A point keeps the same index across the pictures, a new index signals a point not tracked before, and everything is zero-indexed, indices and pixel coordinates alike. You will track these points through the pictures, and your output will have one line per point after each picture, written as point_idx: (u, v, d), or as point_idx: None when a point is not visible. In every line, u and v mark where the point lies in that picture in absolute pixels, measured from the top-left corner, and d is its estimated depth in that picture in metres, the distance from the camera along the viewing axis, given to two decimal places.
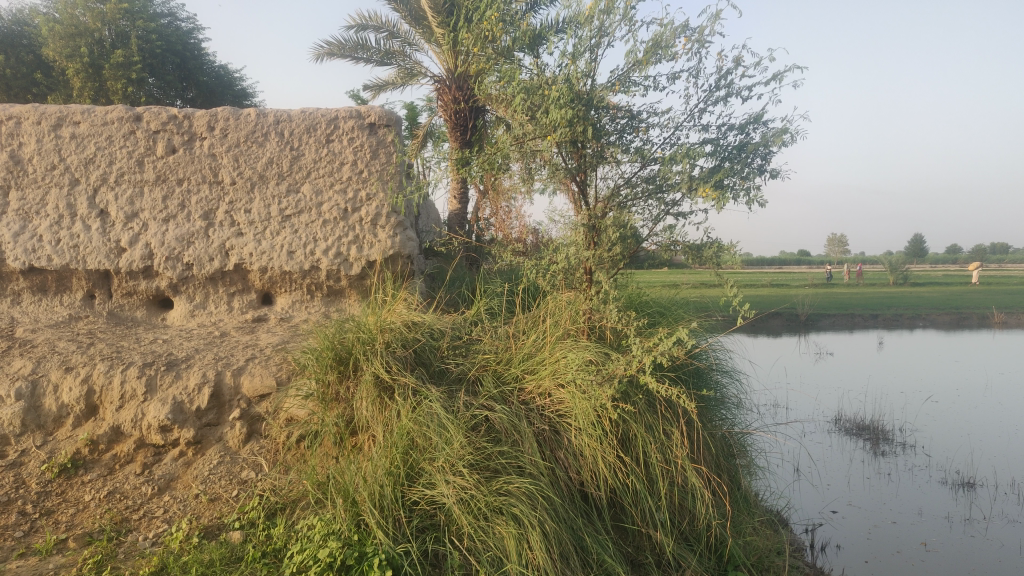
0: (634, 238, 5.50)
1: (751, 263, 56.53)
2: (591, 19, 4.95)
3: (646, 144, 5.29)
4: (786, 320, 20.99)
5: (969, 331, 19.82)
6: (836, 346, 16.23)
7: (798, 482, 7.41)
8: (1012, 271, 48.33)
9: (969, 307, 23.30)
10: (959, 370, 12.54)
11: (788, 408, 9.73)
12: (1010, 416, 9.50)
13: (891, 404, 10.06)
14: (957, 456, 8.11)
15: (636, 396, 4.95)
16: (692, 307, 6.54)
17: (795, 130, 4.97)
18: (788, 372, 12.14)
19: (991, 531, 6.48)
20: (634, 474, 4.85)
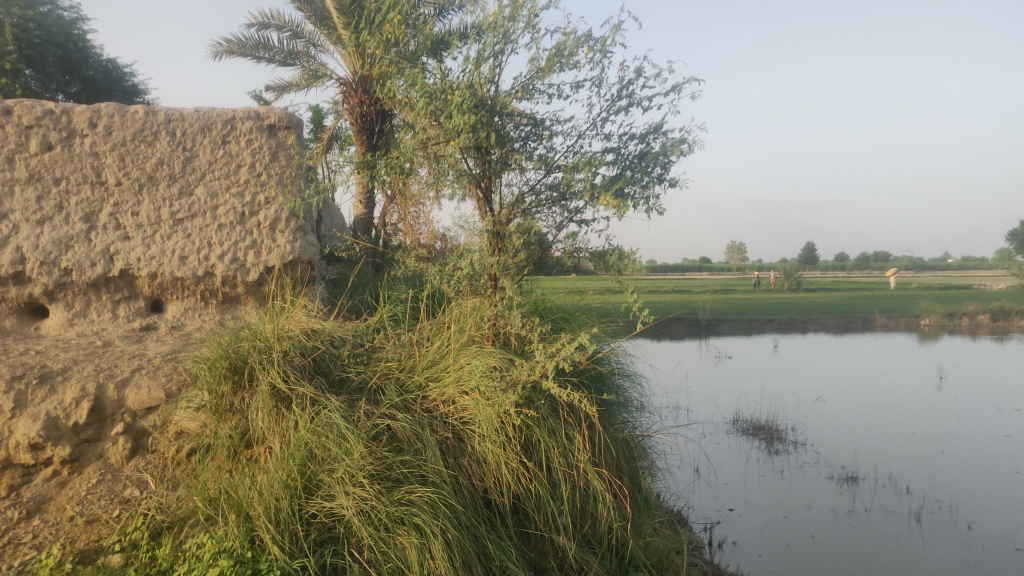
0: (541, 245, 5.52)
1: (653, 269, 57.97)
2: (496, 25, 4.94)
3: (549, 152, 5.34)
4: (688, 325, 21.60)
5: (855, 335, 20.94)
6: (733, 349, 16.82)
7: (696, 482, 7.63)
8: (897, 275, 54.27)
9: (856, 312, 24.60)
10: (845, 371, 13.22)
11: (688, 410, 10.01)
12: (891, 413, 10.08)
13: (784, 404, 10.50)
14: (842, 452, 8.53)
15: (539, 401, 4.99)
16: (594, 312, 6.60)
17: (692, 141, 5.12)
18: (688, 375, 12.51)
19: (873, 521, 6.84)
20: (537, 480, 4.89)
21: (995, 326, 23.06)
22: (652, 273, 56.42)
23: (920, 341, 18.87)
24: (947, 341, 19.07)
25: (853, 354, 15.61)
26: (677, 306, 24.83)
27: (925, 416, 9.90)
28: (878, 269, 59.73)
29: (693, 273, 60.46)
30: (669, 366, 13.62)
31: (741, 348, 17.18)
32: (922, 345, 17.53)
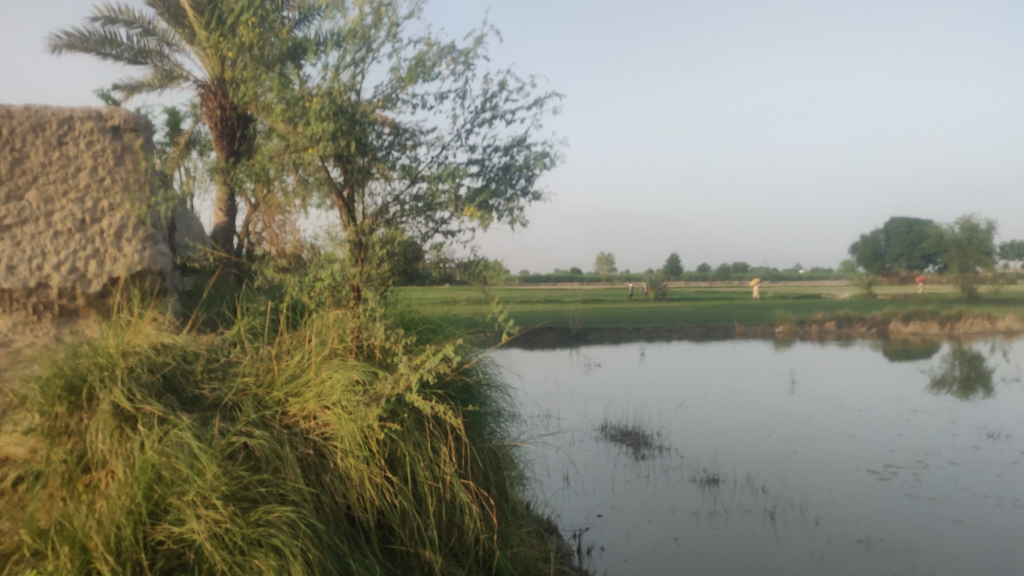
0: (412, 253, 5.50)
1: (528, 280, 58.86)
2: (356, 33, 4.87)
3: (413, 163, 5.29)
4: (559, 335, 22.03)
5: (715, 342, 22.00)
6: (602, 358, 17.26)
7: (566, 490, 7.75)
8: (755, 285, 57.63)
9: (716, 320, 25.89)
10: (706, 377, 13.87)
11: (558, 419, 10.18)
12: (747, 417, 10.64)
13: (648, 410, 10.88)
14: (703, 455, 8.92)
15: (403, 414, 4.93)
16: (462, 323, 6.59)
17: (554, 155, 5.23)
18: (557, 384, 12.74)
19: (731, 521, 7.17)
20: (402, 494, 4.81)
21: (839, 332, 24.87)
22: (527, 283, 57.25)
23: (773, 348, 20.08)
24: (796, 347, 20.41)
25: (713, 361, 16.42)
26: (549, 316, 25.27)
27: (777, 418, 10.51)
28: (739, 279, 63.20)
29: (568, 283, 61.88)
30: (540, 375, 13.83)
31: (609, 356, 17.67)
32: (774, 352, 18.67)
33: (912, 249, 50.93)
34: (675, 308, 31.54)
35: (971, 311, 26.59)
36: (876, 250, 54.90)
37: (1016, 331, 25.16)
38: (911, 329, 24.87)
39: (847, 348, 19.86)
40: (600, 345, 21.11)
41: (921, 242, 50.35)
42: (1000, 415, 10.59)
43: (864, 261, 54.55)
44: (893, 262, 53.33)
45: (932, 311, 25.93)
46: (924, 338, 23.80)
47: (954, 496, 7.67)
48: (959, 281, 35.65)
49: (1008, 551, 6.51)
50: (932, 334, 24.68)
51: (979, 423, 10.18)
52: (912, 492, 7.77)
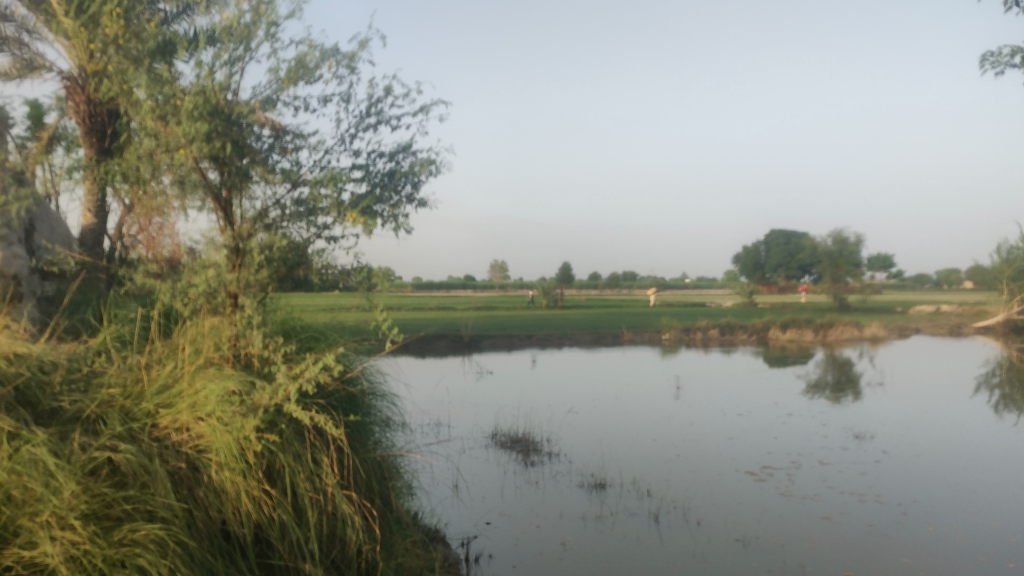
0: (300, 247, 5.40)
1: (424, 287, 58.61)
2: (231, 32, 4.75)
3: (294, 167, 5.19)
4: (451, 342, 22.04)
5: (604, 350, 22.46)
6: (495, 366, 17.33)
7: (454, 498, 7.72)
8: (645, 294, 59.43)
9: (606, 327, 26.54)
10: (595, 383, 14.15)
11: (449, 427, 10.15)
12: (634, 422, 10.91)
13: (538, 417, 11.00)
14: (591, 460, 9.09)
15: (281, 424, 4.78)
16: (347, 331, 6.46)
17: (439, 163, 5.28)
18: (449, 392, 12.70)
19: (617, 524, 7.31)
20: (281, 507, 4.64)
21: (722, 340, 25.93)
22: (423, 291, 57.00)
23: (660, 355, 20.71)
24: (682, 354, 21.11)
25: (604, 368, 16.79)
26: (442, 323, 25.20)
27: (663, 423, 10.84)
28: (631, 287, 65.03)
29: (464, 289, 62.05)
30: (431, 383, 13.76)
31: (501, 363, 17.78)
32: (661, 359, 19.26)
33: (788, 260, 54.03)
34: (567, 316, 32.07)
35: (842, 319, 28.28)
36: (756, 260, 57.71)
37: (882, 338, 26.91)
38: (788, 336, 26.17)
39: (727, 354, 20.73)
40: (493, 352, 21.25)
41: (798, 253, 53.20)
42: (865, 418, 11.30)
43: (747, 271, 57.13)
44: (770, 270, 56.18)
45: (807, 319, 27.40)
46: (799, 345, 25.10)
47: (822, 494, 8.11)
48: (831, 291, 37.82)
49: (870, 544, 6.93)
50: (807, 341, 26.06)
51: (847, 425, 10.82)
52: (785, 492, 8.17)
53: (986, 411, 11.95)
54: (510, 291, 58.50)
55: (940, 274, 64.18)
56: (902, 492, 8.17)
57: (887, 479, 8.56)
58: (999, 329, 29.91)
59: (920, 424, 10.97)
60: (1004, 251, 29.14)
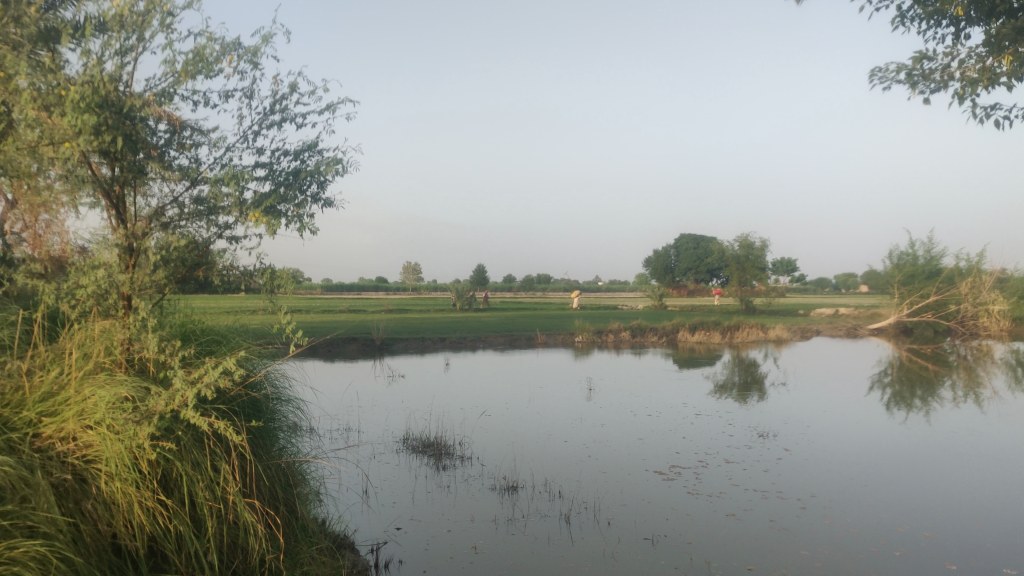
0: (200, 244, 5.24)
1: (336, 290, 57.65)
2: (122, 22, 4.60)
3: (193, 164, 5.04)
4: (361, 345, 21.76)
5: (517, 352, 22.55)
6: (406, 369, 17.14)
7: (364, 505, 7.60)
8: (558, 296, 60.20)
9: (519, 330, 26.72)
10: (508, 386, 14.21)
11: (358, 433, 9.99)
12: (546, 424, 11.00)
13: (451, 420, 10.96)
14: (503, 463, 9.10)
15: (179, 432, 4.56)
16: (251, 334, 6.28)
17: (344, 162, 5.30)
18: (359, 396, 12.51)
19: (528, 526, 7.34)
20: (178, 517, 4.45)
21: (633, 341, 26.50)
22: (335, 293, 56.05)
23: (573, 357, 20.94)
24: (595, 356, 21.42)
25: (517, 370, 16.88)
26: (353, 326, 24.83)
27: (575, 425, 10.98)
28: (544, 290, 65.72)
29: (378, 291, 61.30)
30: (341, 387, 13.53)
31: (413, 367, 17.66)
32: (573, 361, 19.48)
33: (698, 263, 56.12)
34: (484, 318, 32.06)
35: (748, 321, 29.27)
36: (667, 264, 59.31)
37: (785, 340, 28.03)
38: (697, 338, 26.91)
39: (638, 356, 21.19)
40: (405, 356, 21.08)
41: (707, 257, 54.87)
42: (768, 417, 11.73)
43: (658, 274, 58.49)
44: (680, 275, 57.90)
45: (715, 321, 28.25)
46: (707, 346, 25.86)
47: (727, 491, 8.36)
48: (738, 294, 39.19)
49: (771, 539, 7.18)
50: (714, 342, 26.90)
51: (750, 424, 11.22)
52: (692, 490, 8.38)
53: (879, 409, 12.60)
54: (426, 293, 58.10)
55: (838, 279, 67.54)
56: (801, 488, 8.51)
57: (788, 475, 8.90)
58: (891, 331, 31.66)
59: (818, 422, 11.48)
60: (895, 256, 30.82)
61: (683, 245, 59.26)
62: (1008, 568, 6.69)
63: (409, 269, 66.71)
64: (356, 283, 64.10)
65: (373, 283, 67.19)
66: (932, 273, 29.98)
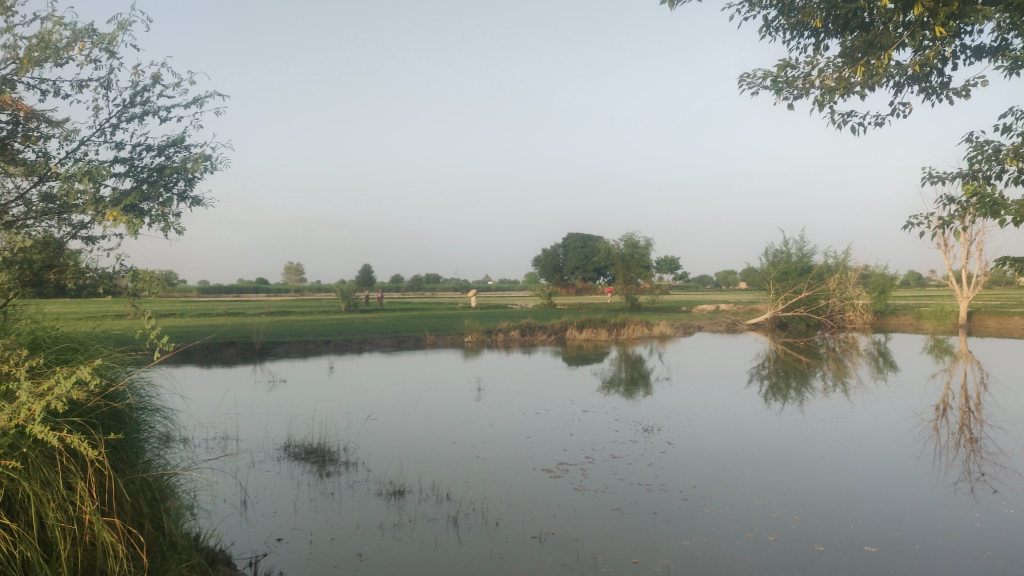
0: (52, 244, 4.96)
1: (215, 292, 55.33)
2: None
3: (40, 158, 4.70)
4: (240, 350, 20.95)
5: (404, 354, 22.26)
6: (289, 374, 16.62)
7: (242, 517, 7.28)
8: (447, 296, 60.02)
9: (407, 331, 26.43)
10: (395, 388, 14.02)
11: (235, 442, 9.59)
12: (433, 425, 10.90)
13: (335, 425, 10.69)
14: (389, 467, 8.95)
15: (25, 449, 4.18)
16: (113, 341, 5.88)
17: (212, 159, 5.06)
18: (238, 403, 12.02)
19: (415, 530, 7.23)
20: (24, 542, 4.12)
21: (522, 340, 26.70)
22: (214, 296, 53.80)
23: (462, 357, 20.89)
24: (484, 356, 21.50)
25: (406, 372, 16.65)
26: (231, 330, 23.85)
27: (463, 426, 10.93)
28: (433, 290, 65.39)
29: (258, 293, 59.31)
30: (218, 395, 12.97)
31: (297, 371, 17.14)
32: (462, 361, 19.40)
33: (585, 263, 57.33)
34: (372, 320, 31.51)
35: (633, 319, 30.05)
36: (555, 263, 60.17)
37: (668, 336, 29.00)
38: (584, 336, 27.39)
39: (526, 355, 21.37)
40: (287, 360, 20.44)
41: (595, 257, 56.13)
42: (653, 411, 12.06)
43: (547, 273, 59.27)
44: (568, 273, 58.93)
45: (602, 319, 28.87)
46: (594, 344, 26.39)
47: (613, 486, 8.52)
48: (625, 292, 40.21)
49: (654, 531, 7.36)
50: (601, 340, 27.48)
51: (635, 419, 11.51)
52: (579, 486, 8.50)
53: (757, 401, 13.18)
54: (308, 294, 56.57)
55: (718, 277, 70.66)
56: (683, 480, 8.78)
57: (670, 468, 9.17)
58: (766, 326, 33.31)
59: (699, 415, 11.90)
60: (770, 254, 32.38)
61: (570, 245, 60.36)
62: (869, 546, 7.14)
63: (292, 270, 64.89)
64: (238, 285, 61.74)
65: (256, 284, 64.93)
66: (803, 270, 31.73)
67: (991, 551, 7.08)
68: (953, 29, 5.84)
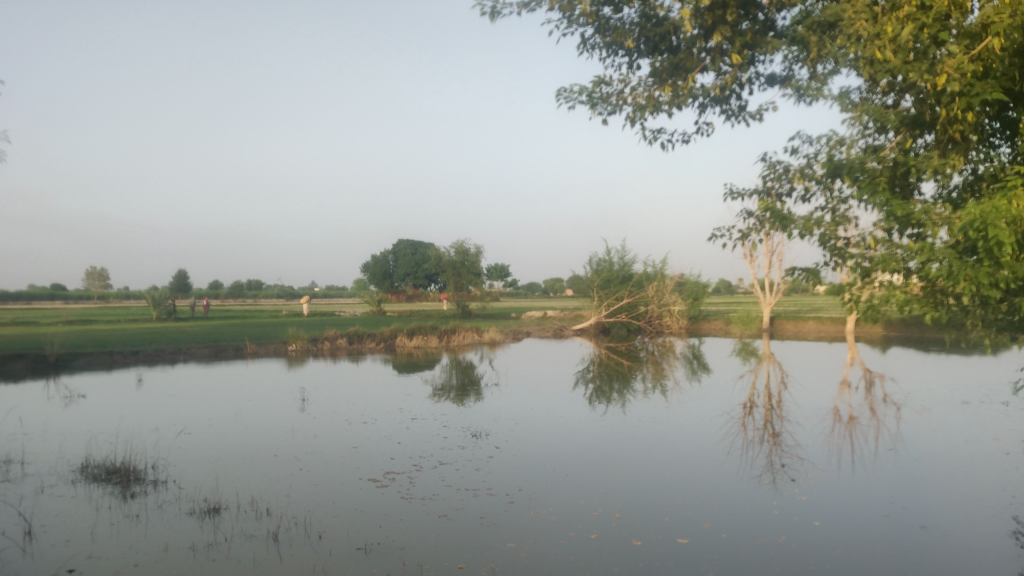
0: None
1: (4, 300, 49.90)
2: None
3: None
4: (31, 364, 19.01)
5: (223, 365, 21.12)
6: (91, 389, 15.29)
7: (28, 549, 6.59)
8: (272, 303, 57.77)
9: (225, 340, 25.15)
10: (212, 400, 13.28)
11: (22, 466, 8.68)
12: (253, 438, 10.43)
13: (142, 442, 9.96)
14: (203, 484, 8.45)
15: None
16: None
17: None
18: (27, 423, 10.89)
19: (230, 549, 6.87)
20: None
21: (349, 349, 26.17)
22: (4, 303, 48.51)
23: (287, 367, 20.22)
24: (309, 365, 20.92)
25: (226, 383, 15.81)
26: (20, 342, 21.59)
27: (286, 437, 10.54)
28: (257, 297, 62.67)
29: (59, 301, 54.19)
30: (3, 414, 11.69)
31: (100, 386, 15.81)
32: (287, 371, 18.73)
33: (415, 270, 57.29)
34: (188, 328, 29.65)
35: (463, 325, 30.30)
36: (385, 269, 59.63)
37: (498, 342, 29.53)
38: (414, 342, 27.31)
39: (354, 363, 20.99)
40: (87, 373, 18.80)
41: (426, 263, 56.21)
42: (481, 417, 12.22)
43: (377, 280, 58.57)
44: (399, 280, 58.61)
45: (432, 326, 28.90)
46: (424, 351, 26.34)
47: (439, 493, 8.52)
48: (455, 298, 40.52)
49: (481, 535, 7.43)
50: (431, 347, 27.50)
51: (464, 425, 11.60)
52: (406, 494, 8.43)
53: (582, 404, 13.69)
54: (118, 302, 52.37)
55: (543, 284, 73.00)
56: (509, 483, 8.95)
57: (497, 472, 9.31)
58: (590, 331, 34.75)
59: (526, 419, 12.20)
60: (594, 263, 33.77)
61: (400, 251, 60.04)
62: (680, 537, 7.61)
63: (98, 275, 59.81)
64: (35, 292, 56.04)
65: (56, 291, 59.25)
66: (624, 277, 33.44)
67: (785, 535, 7.76)
68: (748, 58, 6.36)
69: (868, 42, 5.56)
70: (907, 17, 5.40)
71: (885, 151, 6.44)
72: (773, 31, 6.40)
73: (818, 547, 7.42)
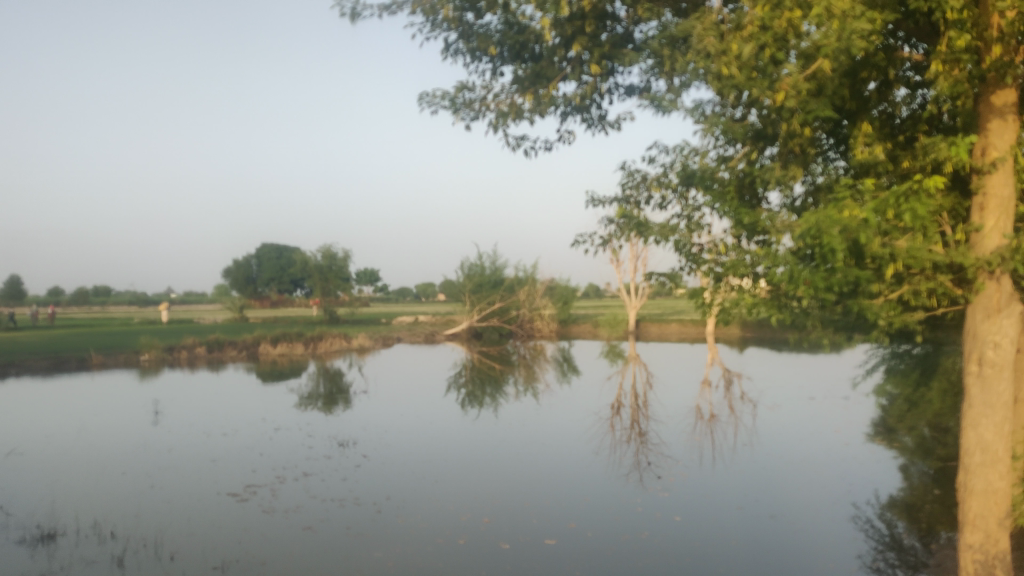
0: None
1: None
2: None
3: None
4: None
5: (63, 377, 19.64)
6: None
7: None
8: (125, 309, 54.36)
9: (67, 350, 23.39)
10: (53, 416, 12.30)
11: None
12: (98, 456, 9.74)
13: None
14: (38, 509, 7.81)
15: None
16: None
17: None
18: None
19: None
20: None
21: (208, 358, 24.95)
22: None
23: (138, 378, 19.04)
24: (164, 375, 19.80)
25: (68, 396, 14.70)
26: None
27: (136, 454, 9.91)
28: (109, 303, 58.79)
29: None
30: None
31: None
32: (138, 382, 17.63)
33: (279, 274, 55.48)
34: (26, 338, 27.37)
35: (331, 332, 29.62)
36: (248, 274, 57.39)
37: (368, 348, 29.06)
38: (278, 350, 26.47)
39: (212, 373, 20.04)
40: None
41: (292, 267, 54.59)
42: (349, 425, 11.95)
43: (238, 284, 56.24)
44: (264, 285, 56.57)
45: (297, 332, 28.05)
46: (289, 359, 25.55)
47: (303, 505, 8.26)
48: (321, 304, 39.52)
49: (346, 546, 7.25)
50: (296, 354, 26.69)
51: (330, 434, 11.31)
52: (268, 508, 8.12)
53: (453, 409, 13.66)
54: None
55: (415, 288, 72.58)
56: (377, 492, 8.79)
57: (364, 481, 9.13)
58: (460, 336, 34.79)
59: (396, 426, 12.04)
60: (465, 267, 33.83)
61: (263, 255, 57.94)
62: (548, 538, 7.72)
63: None
64: None
65: None
66: (495, 281, 33.74)
67: (647, 531, 8.03)
68: (607, 68, 6.55)
69: (715, 59, 5.90)
70: (750, 37, 5.75)
71: (734, 161, 6.80)
72: (632, 43, 6.62)
73: (677, 541, 7.73)
